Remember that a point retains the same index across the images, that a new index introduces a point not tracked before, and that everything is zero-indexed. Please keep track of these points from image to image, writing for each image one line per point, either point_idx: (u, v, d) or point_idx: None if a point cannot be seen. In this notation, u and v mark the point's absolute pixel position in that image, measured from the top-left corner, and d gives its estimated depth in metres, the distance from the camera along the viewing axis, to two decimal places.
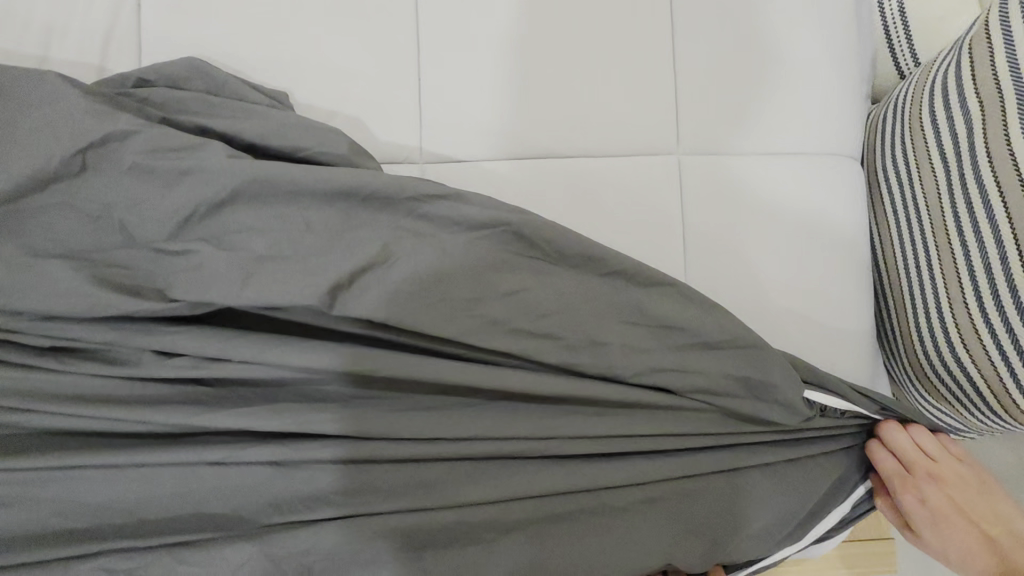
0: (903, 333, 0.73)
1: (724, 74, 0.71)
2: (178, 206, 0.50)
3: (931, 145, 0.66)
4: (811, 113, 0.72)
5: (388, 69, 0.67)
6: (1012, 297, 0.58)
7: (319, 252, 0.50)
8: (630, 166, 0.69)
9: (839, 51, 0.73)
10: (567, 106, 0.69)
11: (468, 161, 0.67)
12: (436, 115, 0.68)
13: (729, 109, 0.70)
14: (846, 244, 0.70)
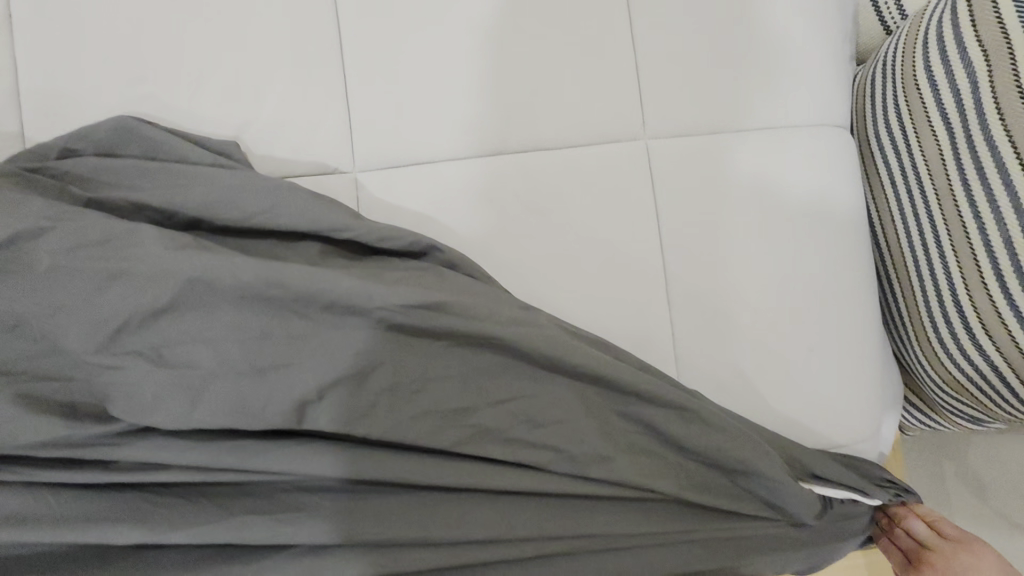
0: (913, 325, 0.65)
1: (685, 52, 0.63)
2: (106, 316, 0.43)
3: (929, 105, 0.59)
4: (786, 90, 0.64)
5: (306, 67, 0.60)
6: None
7: (282, 364, 0.45)
8: (594, 156, 0.62)
9: (813, 20, 0.65)
10: (518, 91, 0.61)
11: (422, 164, 0.60)
12: (376, 111, 0.60)
13: (695, 86, 0.63)
14: (837, 229, 0.62)
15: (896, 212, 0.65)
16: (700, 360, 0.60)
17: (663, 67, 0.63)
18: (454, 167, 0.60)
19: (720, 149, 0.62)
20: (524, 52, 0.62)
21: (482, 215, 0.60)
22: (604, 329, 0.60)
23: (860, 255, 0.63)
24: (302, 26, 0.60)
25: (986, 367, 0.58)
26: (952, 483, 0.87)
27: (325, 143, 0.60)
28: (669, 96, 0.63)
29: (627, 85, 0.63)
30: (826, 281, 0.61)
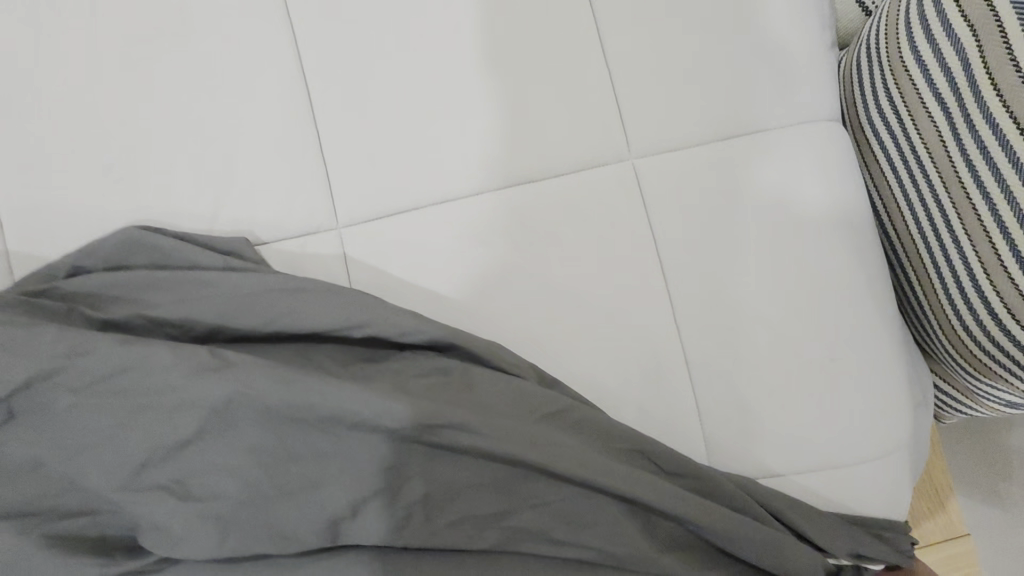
0: (940, 315, 0.62)
1: (663, 76, 0.61)
2: (131, 455, 0.42)
3: (921, 88, 0.58)
4: (777, 107, 0.62)
5: (279, 126, 0.58)
6: None
7: (313, 484, 0.43)
8: (586, 195, 0.59)
9: (797, 38, 0.63)
10: (496, 127, 0.60)
11: (400, 210, 0.58)
12: (351, 157, 0.59)
13: (674, 96, 0.61)
14: (851, 236, 0.60)
15: (909, 220, 0.62)
16: (725, 414, 0.57)
17: (641, 76, 0.61)
18: (447, 208, 0.59)
19: (712, 160, 0.60)
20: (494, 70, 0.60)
21: (492, 296, 0.58)
22: (635, 409, 0.57)
23: (879, 282, 0.60)
24: (272, 84, 0.59)
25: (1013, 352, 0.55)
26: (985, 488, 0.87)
27: (304, 205, 0.58)
28: (658, 124, 0.61)
29: (608, 102, 0.61)
30: (843, 289, 0.59)
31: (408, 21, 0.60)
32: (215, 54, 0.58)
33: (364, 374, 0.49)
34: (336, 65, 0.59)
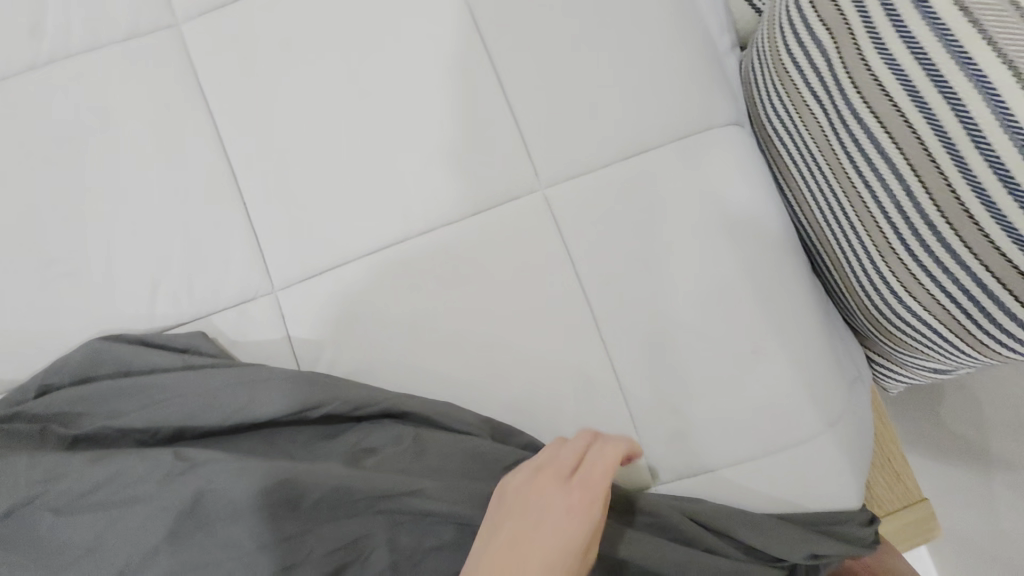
0: (845, 281, 0.74)
1: (567, 120, 0.68)
2: (107, 563, 0.45)
3: (805, 93, 0.65)
4: (670, 137, 0.69)
5: (227, 212, 0.67)
6: (937, 236, 0.54)
7: (283, 567, 0.47)
8: (512, 237, 0.66)
9: (683, 76, 0.71)
10: (421, 183, 0.67)
11: (337, 265, 0.66)
12: (297, 227, 0.67)
13: (573, 133, 0.68)
14: (762, 244, 0.68)
15: (807, 188, 0.72)
16: (656, 429, 0.65)
17: (537, 111, 0.68)
18: (386, 257, 0.66)
19: (614, 180, 0.68)
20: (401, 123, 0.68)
21: (445, 343, 0.65)
22: (573, 431, 0.64)
23: (782, 266, 0.68)
24: (222, 179, 0.68)
25: (918, 311, 0.64)
26: (936, 448, 0.93)
27: (255, 277, 0.66)
28: (569, 165, 0.68)
29: (520, 149, 0.68)
30: (757, 288, 0.67)
31: (333, 102, 0.69)
32: (169, 163, 0.68)
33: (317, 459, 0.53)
34: (269, 139, 0.68)
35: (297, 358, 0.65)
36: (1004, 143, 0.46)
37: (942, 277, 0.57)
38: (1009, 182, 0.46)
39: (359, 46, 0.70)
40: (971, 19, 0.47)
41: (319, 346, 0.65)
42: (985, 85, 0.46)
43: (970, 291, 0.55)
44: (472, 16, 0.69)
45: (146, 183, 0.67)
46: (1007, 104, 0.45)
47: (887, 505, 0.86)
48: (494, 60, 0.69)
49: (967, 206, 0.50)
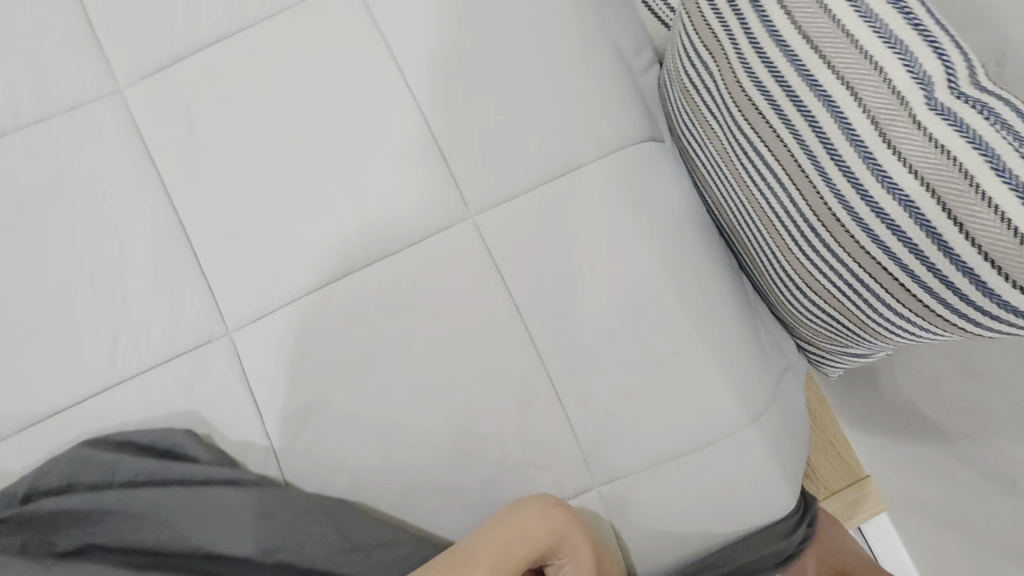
0: (768, 283, 0.76)
1: (491, 152, 0.73)
2: None
3: (704, 111, 0.67)
4: (588, 161, 0.74)
5: (177, 266, 0.71)
6: (824, 246, 0.55)
7: None
8: (447, 265, 0.71)
9: (596, 103, 0.76)
10: (358, 222, 0.72)
11: (285, 305, 0.71)
12: (245, 273, 0.71)
13: (497, 165, 0.73)
14: (680, 254, 0.74)
15: (719, 189, 0.74)
16: (594, 434, 0.69)
17: (461, 146, 0.73)
18: (330, 293, 0.71)
19: (539, 206, 0.73)
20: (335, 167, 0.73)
21: (390, 372, 0.69)
22: (517, 443, 0.69)
23: (700, 277, 0.74)
24: (171, 235, 0.72)
25: (830, 311, 0.66)
26: (873, 423, 0.99)
27: (208, 324, 0.70)
28: (496, 194, 0.72)
29: (449, 183, 0.72)
30: (677, 297, 0.72)
31: (271, 152, 0.73)
32: (120, 226, 0.72)
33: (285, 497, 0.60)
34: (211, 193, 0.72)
35: (254, 395, 0.69)
36: (851, 157, 0.47)
37: (830, 277, 0.58)
38: (861, 192, 0.47)
39: (291, 97, 0.74)
40: (807, 37, 0.48)
41: (273, 383, 0.69)
42: (829, 101, 0.47)
43: (862, 295, 0.56)
44: (397, 62, 0.75)
45: (101, 245, 0.72)
46: (850, 120, 0.46)
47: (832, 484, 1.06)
48: (419, 102, 0.74)
49: (838, 218, 0.51)
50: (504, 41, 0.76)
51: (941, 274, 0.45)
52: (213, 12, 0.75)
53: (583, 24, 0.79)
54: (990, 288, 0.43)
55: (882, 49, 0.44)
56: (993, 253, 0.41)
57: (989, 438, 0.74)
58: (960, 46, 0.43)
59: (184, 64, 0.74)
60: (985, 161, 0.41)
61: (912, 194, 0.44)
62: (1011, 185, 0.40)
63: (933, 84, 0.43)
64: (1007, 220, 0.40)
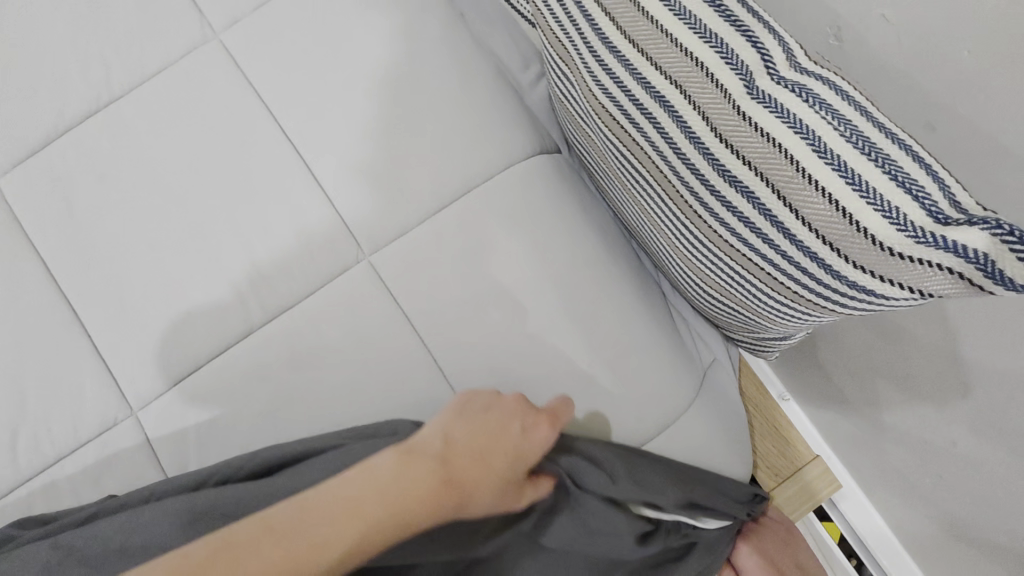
0: (677, 281, 0.76)
1: (376, 188, 0.72)
2: None
3: (579, 118, 0.66)
4: (476, 183, 0.74)
5: (69, 349, 0.69)
6: (699, 237, 0.55)
7: None
8: (345, 309, 0.70)
9: (478, 123, 0.76)
10: (251, 278, 0.70)
11: (186, 374, 0.68)
12: (141, 345, 0.69)
13: (384, 199, 0.72)
14: (581, 262, 0.73)
15: (615, 191, 0.74)
16: None
17: (347, 185, 0.72)
18: (229, 356, 0.69)
19: (431, 235, 0.72)
20: (221, 224, 0.71)
21: (301, 425, 0.68)
22: None
23: (605, 281, 0.73)
24: (59, 319, 0.70)
25: (731, 304, 0.65)
26: (816, 398, 0.98)
27: (109, 405, 0.68)
28: (385, 230, 0.71)
29: (337, 225, 0.71)
30: (582, 304, 0.72)
31: (152, 219, 0.71)
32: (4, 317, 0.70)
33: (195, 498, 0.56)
34: (97, 269, 0.70)
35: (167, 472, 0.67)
36: (695, 154, 0.47)
37: (717, 270, 0.58)
38: (711, 187, 0.47)
39: (167, 160, 0.72)
40: (632, 40, 0.47)
41: (184, 456, 0.67)
42: (665, 102, 0.47)
43: (743, 285, 0.56)
44: (271, 110, 0.74)
45: None
46: (684, 118, 0.46)
47: (782, 471, 1.03)
48: (299, 148, 0.73)
49: (700, 212, 0.51)
50: (377, 74, 0.75)
51: (792, 260, 0.45)
52: (78, 86, 0.73)
53: (456, 48, 0.79)
54: (837, 270, 0.42)
55: (700, 45, 0.44)
56: (828, 235, 0.40)
57: (914, 400, 0.74)
58: (775, 32, 0.43)
59: (55, 143, 0.73)
60: (807, 144, 0.40)
61: (750, 183, 0.43)
62: (833, 166, 0.39)
63: (752, 73, 0.42)
64: (835, 202, 0.39)
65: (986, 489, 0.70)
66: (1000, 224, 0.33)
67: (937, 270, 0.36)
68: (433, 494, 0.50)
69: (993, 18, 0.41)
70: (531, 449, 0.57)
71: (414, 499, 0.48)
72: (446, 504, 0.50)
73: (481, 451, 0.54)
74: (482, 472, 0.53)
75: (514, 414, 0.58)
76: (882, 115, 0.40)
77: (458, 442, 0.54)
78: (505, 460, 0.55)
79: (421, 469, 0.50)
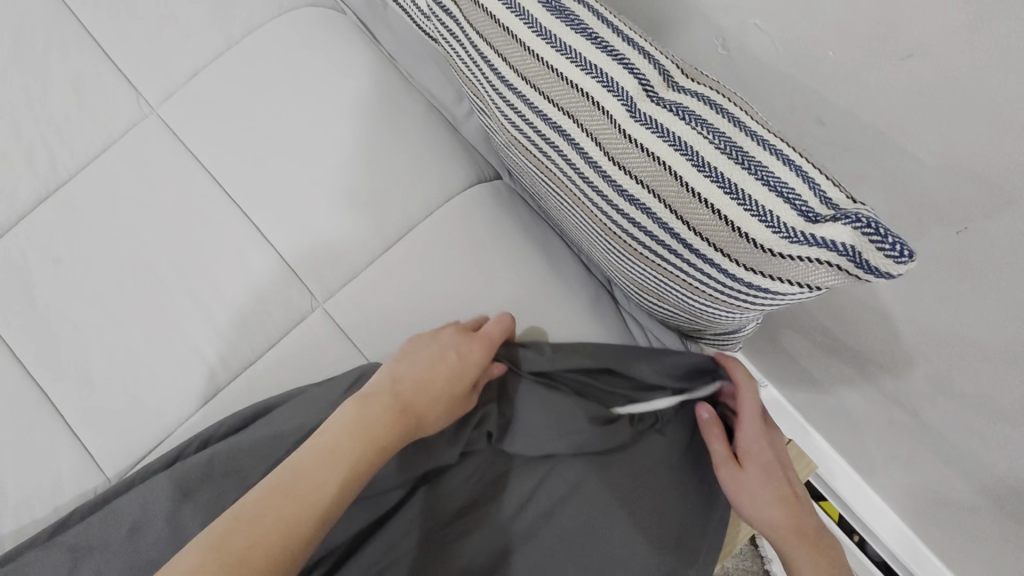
0: (622, 289, 0.78)
1: (321, 234, 0.75)
2: None
3: (505, 147, 0.69)
4: (417, 217, 0.76)
5: (35, 429, 0.69)
6: (618, 250, 0.58)
7: None
8: (304, 357, 0.72)
9: (413, 160, 0.78)
10: (210, 338, 0.72)
11: (154, 440, 0.70)
12: (107, 417, 0.70)
13: (329, 244, 0.74)
14: (528, 281, 0.76)
15: (554, 211, 0.76)
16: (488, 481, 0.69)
17: (292, 235, 0.75)
18: (196, 417, 0.70)
19: (379, 273, 0.74)
20: (177, 291, 0.73)
21: None
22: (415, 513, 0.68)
23: (555, 299, 0.76)
24: (23, 401, 0.70)
25: (671, 307, 0.67)
26: (783, 382, 1.00)
27: (79, 481, 0.68)
28: (333, 274, 0.74)
29: (288, 277, 0.74)
30: (533, 322, 0.74)
31: (108, 293, 0.73)
32: None
33: (174, 531, 0.58)
34: (61, 350, 0.72)
35: None
36: (596, 177, 0.49)
37: (645, 280, 0.60)
38: (616, 208, 0.50)
39: (118, 235, 0.75)
40: (523, 77, 0.50)
41: None
42: (563, 132, 0.50)
43: (668, 291, 0.58)
44: (214, 176, 0.77)
45: None
46: (581, 146, 0.48)
47: None
48: (244, 206, 0.76)
49: (612, 228, 0.54)
50: (311, 126, 0.78)
51: (696, 266, 0.47)
52: (28, 175, 0.76)
53: (385, 92, 0.81)
54: (735, 273, 0.44)
55: (582, 76, 0.46)
56: (718, 242, 0.42)
57: (872, 375, 0.75)
58: (650, 56, 0.46)
59: (9, 234, 0.75)
60: (687, 160, 0.42)
61: (644, 201, 0.46)
62: (711, 177, 0.41)
63: (632, 98, 0.45)
64: (718, 211, 0.41)
65: (950, 451, 0.71)
66: (860, 218, 0.35)
67: (816, 265, 0.38)
68: (394, 415, 0.57)
69: (845, 20, 0.44)
70: (471, 371, 0.63)
71: (379, 425, 0.56)
72: (408, 425, 0.58)
73: (426, 377, 0.61)
74: (430, 393, 0.61)
75: (452, 338, 0.65)
76: (755, 122, 0.43)
77: (406, 373, 0.61)
78: (450, 380, 0.62)
79: (379, 400, 0.57)
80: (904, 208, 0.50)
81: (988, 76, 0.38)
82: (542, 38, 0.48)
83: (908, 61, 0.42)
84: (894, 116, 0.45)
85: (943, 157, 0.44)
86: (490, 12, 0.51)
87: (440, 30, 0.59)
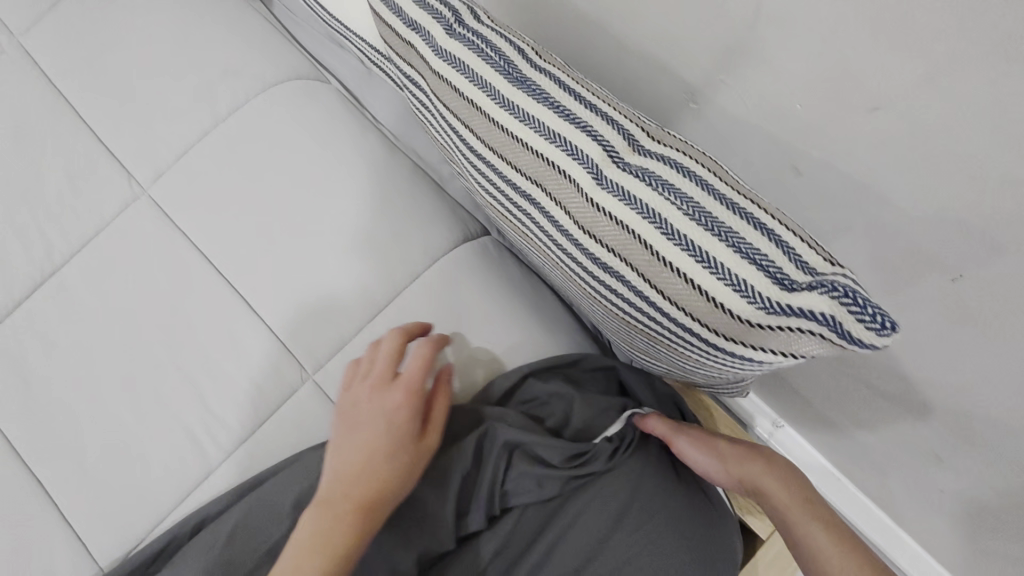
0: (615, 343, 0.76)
1: (309, 303, 0.74)
2: None
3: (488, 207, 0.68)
4: (404, 280, 0.76)
5: (29, 518, 0.69)
6: (599, 312, 0.56)
7: None
8: (294, 431, 0.70)
9: (398, 224, 0.78)
10: (199, 416, 0.71)
11: (146, 525, 0.68)
12: (99, 503, 0.69)
13: (316, 313, 0.74)
14: (518, 339, 0.74)
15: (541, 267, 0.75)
16: None
17: (280, 308, 0.74)
18: (188, 499, 0.69)
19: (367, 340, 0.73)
20: (167, 369, 0.73)
21: None
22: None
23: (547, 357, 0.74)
24: (15, 490, 0.70)
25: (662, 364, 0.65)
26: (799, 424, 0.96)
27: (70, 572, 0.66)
28: (322, 344, 0.73)
29: (277, 350, 0.73)
30: None
31: (99, 375, 0.73)
32: None
33: None
34: (54, 436, 0.72)
35: None
36: (568, 244, 0.48)
37: (631, 342, 0.58)
38: (591, 273, 0.48)
39: (108, 316, 0.75)
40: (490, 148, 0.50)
41: None
42: (534, 200, 0.49)
43: (653, 352, 0.55)
44: (203, 252, 0.78)
45: None
46: (553, 215, 0.48)
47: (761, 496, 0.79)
48: (233, 281, 0.76)
49: (591, 293, 0.52)
50: (297, 197, 0.79)
51: (675, 332, 0.45)
52: (22, 262, 0.78)
53: (372, 161, 0.82)
54: (718, 343, 0.42)
55: (546, 145, 0.46)
56: (694, 312, 0.41)
57: (885, 418, 0.72)
58: (612, 122, 0.45)
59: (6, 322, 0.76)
60: (657, 228, 0.41)
61: (618, 269, 0.44)
62: (681, 246, 0.40)
63: (598, 165, 0.44)
64: (691, 280, 0.40)
65: (984, 497, 0.66)
66: (835, 286, 0.34)
67: (798, 334, 0.36)
68: (355, 511, 0.55)
69: (809, 75, 0.43)
70: (404, 430, 0.60)
71: (342, 527, 0.54)
72: (374, 513, 0.56)
73: (366, 454, 0.58)
74: (375, 472, 0.57)
75: (375, 407, 0.61)
76: (723, 184, 0.41)
77: (346, 465, 0.58)
78: (390, 449, 0.58)
79: (337, 496, 0.56)
80: (898, 255, 0.48)
81: (957, 129, 0.37)
82: (504, 108, 0.48)
83: (875, 113, 0.41)
84: (870, 166, 0.44)
85: (928, 205, 0.42)
86: (453, 85, 0.51)
87: (412, 101, 0.60)
